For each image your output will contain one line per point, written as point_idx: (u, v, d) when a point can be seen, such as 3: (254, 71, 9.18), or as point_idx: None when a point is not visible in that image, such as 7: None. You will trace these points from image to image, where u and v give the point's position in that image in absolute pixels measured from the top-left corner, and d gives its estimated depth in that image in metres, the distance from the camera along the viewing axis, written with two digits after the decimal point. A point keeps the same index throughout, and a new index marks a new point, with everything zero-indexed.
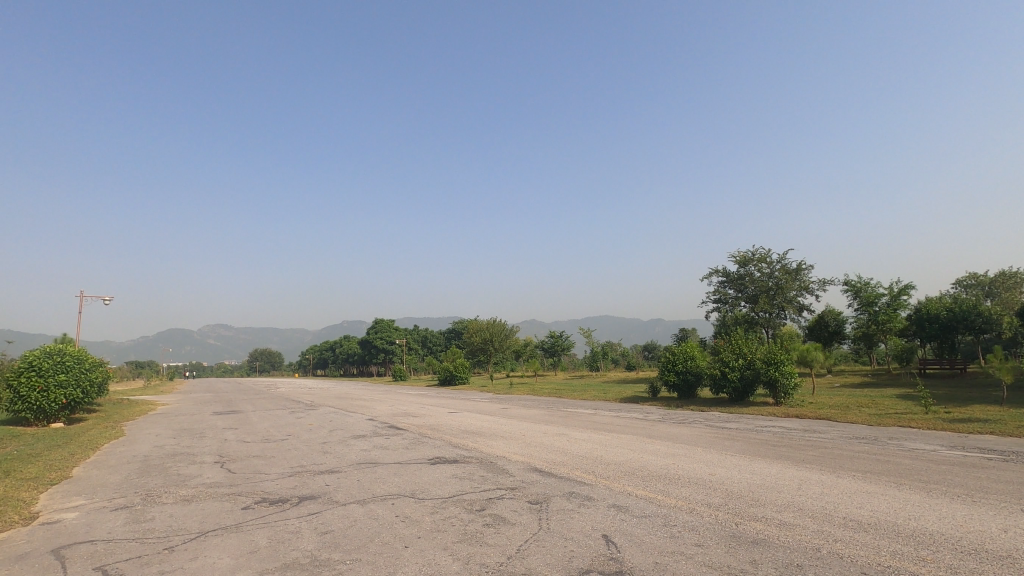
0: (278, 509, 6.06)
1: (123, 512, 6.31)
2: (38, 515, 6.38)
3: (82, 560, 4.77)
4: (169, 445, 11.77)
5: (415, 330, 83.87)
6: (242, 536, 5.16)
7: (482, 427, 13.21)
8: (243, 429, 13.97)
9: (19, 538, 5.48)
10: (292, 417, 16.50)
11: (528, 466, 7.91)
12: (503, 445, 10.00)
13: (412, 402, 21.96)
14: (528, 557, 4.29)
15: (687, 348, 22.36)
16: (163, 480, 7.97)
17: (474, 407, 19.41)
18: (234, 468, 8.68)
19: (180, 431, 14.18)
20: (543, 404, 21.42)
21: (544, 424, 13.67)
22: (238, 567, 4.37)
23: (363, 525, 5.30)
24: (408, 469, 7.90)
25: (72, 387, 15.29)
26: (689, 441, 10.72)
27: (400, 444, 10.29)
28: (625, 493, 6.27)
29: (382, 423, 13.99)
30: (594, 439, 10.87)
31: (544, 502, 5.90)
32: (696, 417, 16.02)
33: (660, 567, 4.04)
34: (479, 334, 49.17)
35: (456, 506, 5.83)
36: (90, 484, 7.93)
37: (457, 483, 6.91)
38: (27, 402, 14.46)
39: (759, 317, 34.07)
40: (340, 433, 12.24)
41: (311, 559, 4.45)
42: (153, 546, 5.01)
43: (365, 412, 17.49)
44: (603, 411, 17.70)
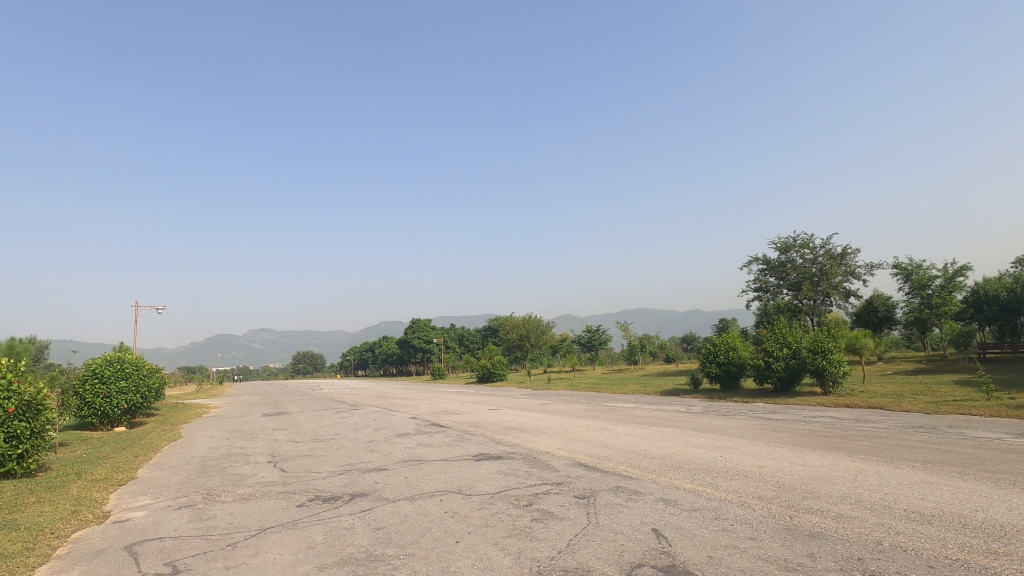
0: (331, 507, 6.24)
1: (186, 510, 6.62)
2: (109, 514, 6.75)
3: (152, 557, 5.02)
4: (224, 446, 12.27)
5: (452, 330, 84.73)
6: (299, 532, 5.34)
7: (523, 423, 13.27)
8: (292, 430, 14.42)
9: (94, 536, 5.83)
10: (336, 417, 16.97)
11: (572, 461, 7.92)
12: (545, 440, 10.02)
13: (452, 400, 22.23)
14: (579, 552, 4.31)
15: (728, 338, 21.92)
16: (221, 480, 8.31)
17: (514, 404, 19.52)
18: (287, 467, 8.98)
19: (232, 433, 14.75)
20: (583, 398, 21.37)
21: (585, 419, 13.63)
22: (297, 562, 4.52)
23: (413, 521, 5.41)
24: (454, 466, 8.01)
25: (131, 392, 16.03)
26: (734, 434, 10.50)
27: (443, 442, 10.43)
28: (672, 486, 6.19)
29: (424, 421, 14.25)
30: (637, 433, 10.78)
31: (592, 497, 5.89)
32: (740, 409, 15.67)
33: (715, 561, 3.98)
34: (515, 330, 49.27)
35: (504, 502, 5.89)
36: (154, 484, 8.33)
37: (503, 479, 6.96)
38: (92, 407, 15.25)
39: (803, 305, 33.01)
40: (384, 431, 12.55)
41: (365, 555, 4.56)
42: (218, 542, 5.24)
43: (407, 411, 17.81)
44: (645, 405, 17.53)
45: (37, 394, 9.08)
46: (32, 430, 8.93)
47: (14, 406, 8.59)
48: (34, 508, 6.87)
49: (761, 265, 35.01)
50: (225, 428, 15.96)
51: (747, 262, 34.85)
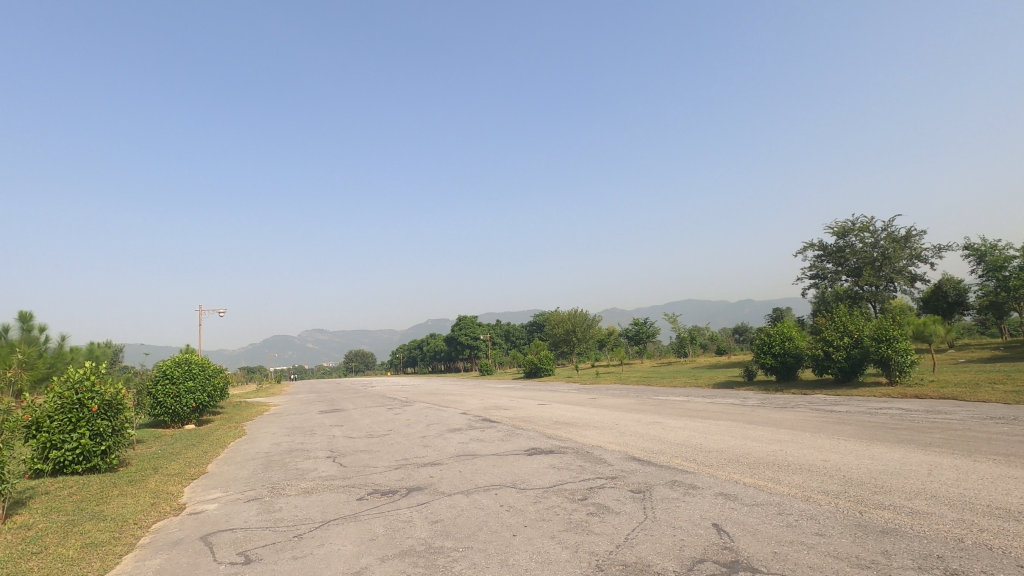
0: (389, 500, 6.41)
1: (254, 503, 6.94)
2: (185, 506, 7.17)
3: (225, 546, 5.29)
4: (285, 442, 12.80)
5: (499, 326, 85.23)
6: (361, 524, 5.51)
7: (573, 417, 13.22)
8: (347, 426, 14.88)
9: (173, 526, 6.21)
10: (389, 413, 17.42)
11: (625, 455, 7.83)
12: (597, 434, 9.95)
13: (501, 395, 22.39)
14: (638, 546, 4.26)
15: (784, 328, 21.14)
16: (285, 474, 8.66)
17: (563, 399, 19.47)
18: (345, 462, 9.26)
19: (292, 429, 15.37)
20: (632, 392, 21.11)
21: (636, 413, 13.45)
22: (360, 554, 4.66)
23: (470, 515, 5.49)
24: (507, 460, 8.05)
25: (199, 391, 16.94)
26: (794, 426, 10.12)
27: (495, 436, 10.50)
28: (732, 480, 6.03)
29: (475, 417, 14.40)
30: (691, 426, 10.55)
31: (648, 491, 5.81)
32: (800, 401, 15.09)
33: (782, 558, 3.84)
34: (561, 325, 49.12)
35: (558, 496, 5.89)
36: (224, 478, 8.78)
37: (556, 473, 6.95)
38: (164, 406, 16.19)
39: (864, 291, 31.40)
40: (436, 427, 12.79)
41: (425, 547, 4.66)
42: (285, 534, 5.47)
43: (457, 406, 18.07)
44: (697, 398, 17.15)
45: (117, 394, 9.71)
46: (113, 427, 9.57)
47: (96, 406, 9.22)
48: (118, 500, 7.37)
49: (818, 250, 33.58)
50: (286, 425, 16.64)
51: (802, 248, 33.57)
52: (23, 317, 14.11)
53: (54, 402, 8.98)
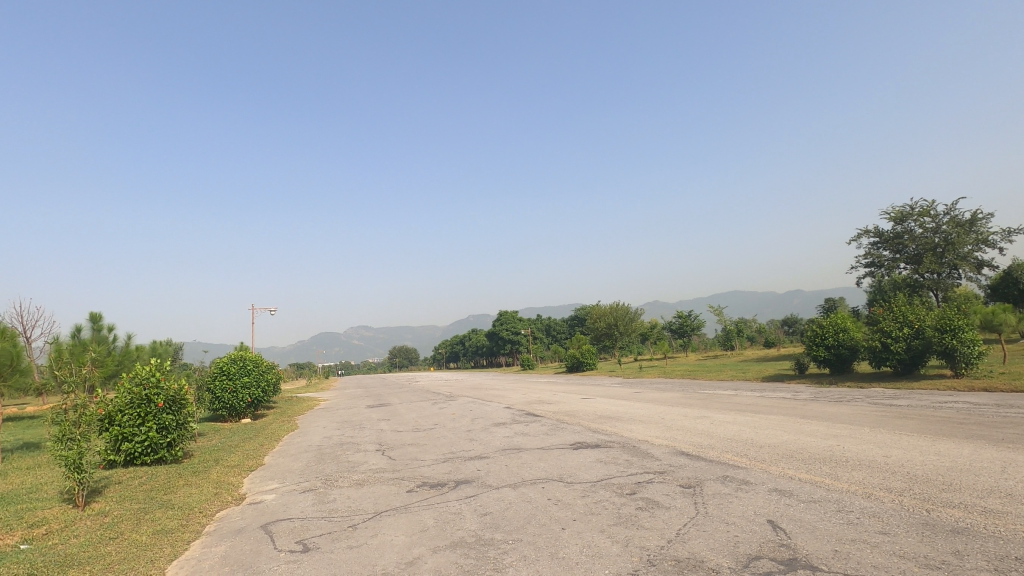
0: (439, 492, 6.53)
1: (309, 494, 7.20)
2: (245, 496, 7.51)
3: (285, 535, 5.51)
4: (336, 436, 13.19)
5: (540, 321, 85.23)
6: (411, 516, 5.64)
7: (618, 411, 13.10)
8: (395, 420, 15.21)
9: (235, 515, 6.51)
10: (434, 407, 17.71)
11: (673, 449, 7.71)
12: (643, 429, 9.83)
13: (543, 390, 22.41)
14: (690, 541, 4.19)
15: (838, 319, 20.29)
16: (337, 467, 8.93)
17: (606, 393, 19.31)
18: (394, 455, 9.48)
19: (342, 423, 15.84)
20: (677, 386, 20.77)
21: (682, 407, 13.22)
22: (413, 544, 4.77)
23: (518, 508, 5.52)
24: (553, 455, 8.06)
25: (253, 387, 17.64)
26: (850, 421, 9.72)
27: (540, 431, 10.52)
28: (787, 476, 5.85)
29: (519, 411, 14.48)
30: (740, 420, 10.30)
31: (698, 486, 5.71)
32: (856, 394, 14.49)
33: (844, 556, 3.71)
34: (603, 319, 48.66)
35: (606, 490, 5.86)
36: (280, 470, 9.14)
37: (603, 467, 6.92)
38: (222, 401, 16.94)
39: (925, 279, 29.79)
40: (480, 421, 12.92)
41: (475, 539, 4.72)
42: (340, 524, 5.65)
43: (501, 401, 18.20)
44: (745, 392, 16.71)
45: (180, 390, 10.23)
46: (177, 421, 10.10)
47: (162, 401, 9.76)
48: (184, 490, 7.78)
49: (873, 237, 32.08)
50: (335, 419, 17.14)
51: (855, 236, 32.13)
52: (94, 318, 15.04)
53: (124, 398, 9.54)
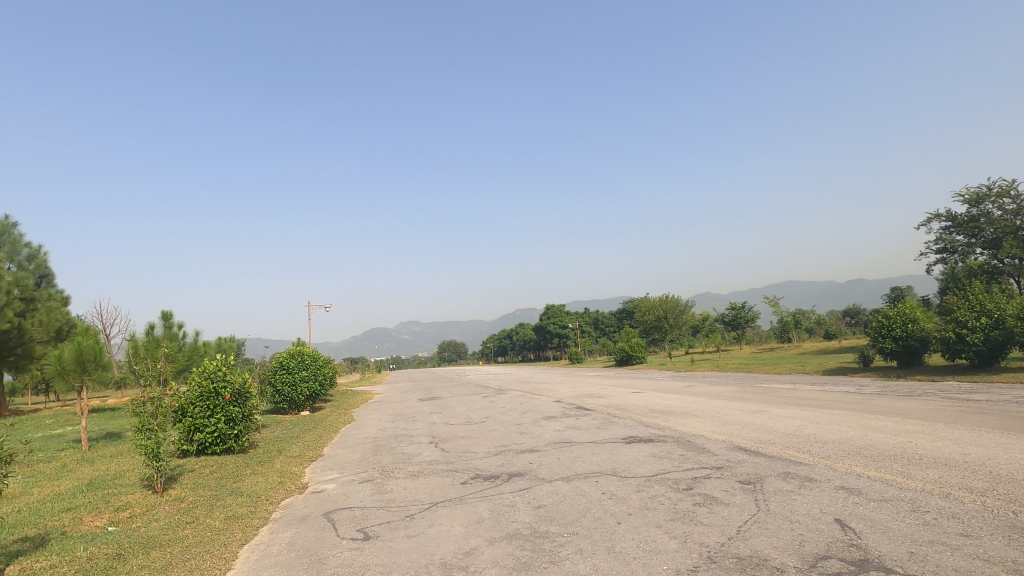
0: (492, 485, 6.60)
1: (368, 484, 7.44)
2: (307, 485, 7.83)
3: (346, 523, 5.71)
4: (390, 428, 13.55)
5: (587, 314, 84.60)
6: (467, 507, 5.73)
7: (671, 405, 12.86)
8: (446, 413, 15.47)
9: (299, 503, 6.80)
10: (484, 401, 17.92)
11: (730, 444, 7.50)
12: (697, 423, 9.62)
13: (593, 383, 22.25)
14: (752, 539, 4.07)
15: (906, 309, 19.19)
16: (392, 458, 9.18)
17: (657, 386, 18.98)
18: (447, 447, 9.65)
19: (395, 416, 16.25)
20: (731, 379, 20.17)
21: (738, 401, 12.81)
22: (469, 535, 4.84)
23: (572, 501, 5.51)
24: (605, 449, 7.99)
25: (312, 380, 18.35)
26: (923, 416, 9.18)
27: (591, 424, 10.46)
28: (854, 474, 5.58)
29: (569, 404, 14.44)
30: (801, 415, 9.92)
31: (758, 483, 5.54)
32: (928, 389, 13.66)
33: (920, 559, 3.52)
34: (652, 312, 47.79)
35: (662, 485, 5.76)
36: (339, 461, 9.48)
37: (658, 462, 6.81)
38: (283, 394, 17.71)
39: (1004, 265, 27.72)
40: (531, 414, 12.98)
41: (530, 531, 4.76)
42: (398, 513, 5.81)
43: (551, 394, 18.20)
44: (805, 386, 16.04)
45: (244, 383, 10.76)
46: (243, 413, 10.64)
47: (229, 394, 10.29)
48: (251, 479, 8.19)
49: (945, 221, 30.08)
50: (389, 412, 17.60)
51: (925, 220, 30.23)
52: (165, 316, 16.01)
53: (195, 391, 10.12)
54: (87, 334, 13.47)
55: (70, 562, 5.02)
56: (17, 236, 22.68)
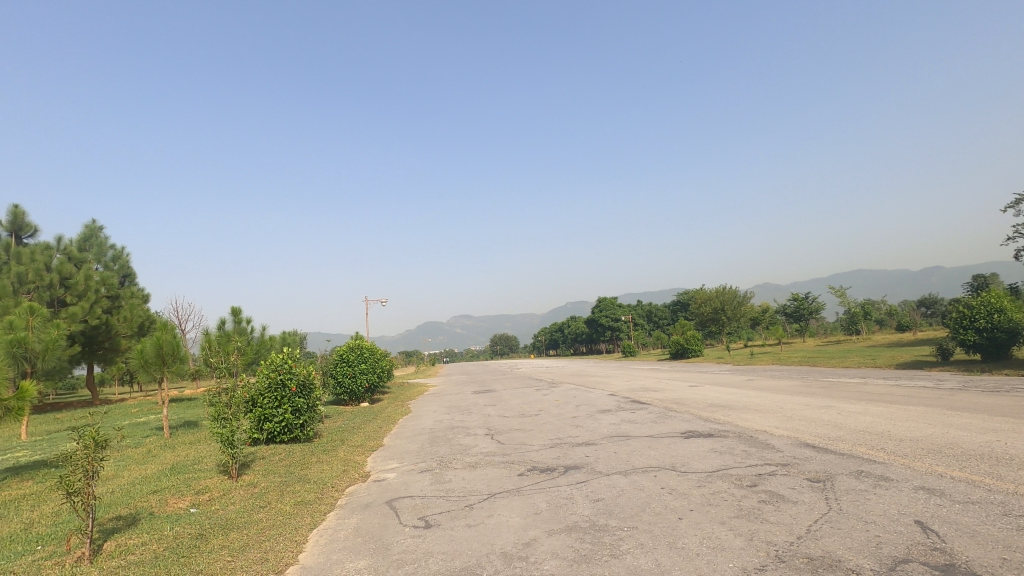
0: (549, 477, 6.62)
1: (427, 474, 7.63)
2: (370, 474, 8.11)
3: (407, 511, 5.88)
4: (446, 420, 13.82)
5: (640, 307, 83.20)
6: (525, 499, 5.77)
7: (731, 400, 12.47)
8: (500, 406, 15.61)
9: (363, 491, 7.06)
10: (537, 394, 17.97)
11: (796, 441, 7.21)
12: (760, 418, 9.30)
13: (648, 377, 21.88)
14: (824, 539, 3.91)
15: (991, 298, 17.78)
16: (449, 450, 9.36)
17: (715, 380, 18.48)
18: (502, 439, 9.75)
19: (451, 408, 16.57)
20: (795, 373, 19.35)
21: (803, 396, 12.28)
22: (528, 526, 4.89)
23: (631, 495, 5.46)
24: (663, 443, 7.85)
25: (371, 372, 18.95)
26: (1013, 414, 8.49)
27: (647, 418, 10.29)
28: (936, 474, 5.24)
29: (624, 398, 14.27)
30: (873, 411, 9.41)
31: (828, 481, 5.30)
32: (1016, 384, 12.64)
33: (1015, 566, 3.27)
34: (708, 304, 46.43)
35: (724, 481, 5.61)
36: (398, 451, 9.77)
37: (719, 458, 6.63)
38: (344, 386, 18.36)
39: None
40: (585, 407, 12.91)
41: (589, 524, 4.74)
42: (458, 503, 5.93)
43: (605, 388, 18.03)
44: (876, 380, 15.19)
45: (309, 376, 11.24)
46: (308, 404, 11.11)
47: (295, 385, 10.78)
48: (317, 467, 8.57)
49: None
50: (445, 404, 17.96)
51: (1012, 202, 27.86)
52: (235, 311, 16.92)
53: (263, 382, 10.67)
54: (166, 329, 14.43)
55: (159, 540, 5.41)
56: (104, 238, 24.54)
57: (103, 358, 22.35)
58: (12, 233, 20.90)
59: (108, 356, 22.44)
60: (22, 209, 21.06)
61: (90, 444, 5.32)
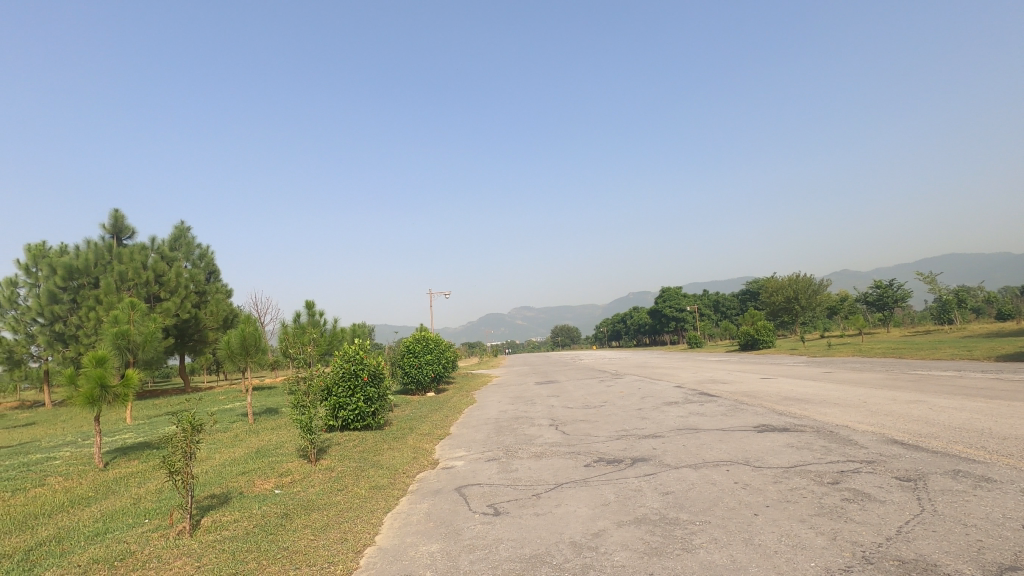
0: (616, 469, 6.56)
1: (494, 463, 7.76)
2: (438, 461, 8.34)
3: (477, 498, 6.01)
4: (511, 410, 13.98)
5: (707, 296, 80.58)
6: (592, 490, 5.75)
7: (807, 393, 11.88)
8: (564, 397, 15.60)
9: (432, 477, 7.29)
10: (601, 385, 17.83)
11: (882, 437, 6.78)
12: (840, 413, 8.80)
13: (716, 369, 21.20)
14: (917, 541, 3.67)
15: None
16: (515, 439, 9.47)
17: (789, 372, 17.65)
18: (567, 430, 9.75)
19: (515, 399, 16.72)
20: (878, 366, 18.14)
21: (888, 390, 11.51)
22: (596, 517, 4.88)
23: (703, 489, 5.33)
24: (735, 437, 7.60)
25: (436, 363, 19.41)
26: None
27: (717, 411, 9.99)
28: None
29: (691, 390, 13.91)
30: (970, 406, 8.68)
31: (920, 480, 4.95)
32: None
33: None
34: (780, 293, 44.31)
35: (803, 477, 5.36)
36: (465, 439, 9.99)
37: (796, 453, 6.34)
38: (410, 376, 18.92)
39: None
40: (651, 399, 12.68)
41: (660, 517, 4.68)
42: (525, 492, 6.00)
43: (671, 380, 17.64)
44: (972, 373, 14.01)
45: (379, 366, 11.68)
46: (378, 393, 11.56)
47: (366, 375, 11.25)
48: (389, 453, 8.91)
49: None
50: (509, 395, 18.16)
51: None
52: (309, 305, 17.80)
53: (338, 372, 11.20)
54: (248, 322, 15.39)
55: (250, 517, 5.82)
56: (191, 238, 26.40)
57: (193, 349, 24.10)
58: (113, 235, 22.90)
59: (197, 347, 24.19)
60: (121, 212, 22.98)
61: (188, 427, 5.77)
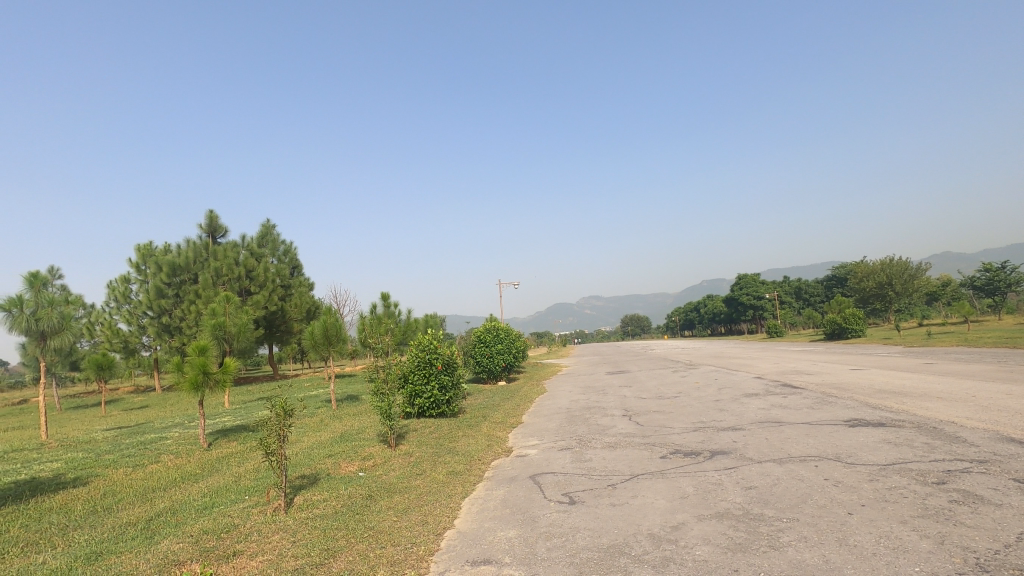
0: (695, 461, 6.37)
1: (567, 452, 7.76)
2: (511, 449, 8.45)
3: (552, 487, 6.05)
4: (582, 400, 13.90)
5: (788, 283, 76.40)
6: (670, 482, 5.63)
7: (905, 385, 10.98)
8: (636, 387, 15.32)
9: (506, 464, 7.40)
10: (675, 375, 17.37)
11: (995, 434, 6.16)
12: (945, 407, 8.06)
13: (800, 359, 20.07)
14: None
15: None
16: (587, 429, 9.42)
17: (884, 363, 16.41)
18: (641, 421, 9.59)
19: (586, 388, 16.63)
20: (988, 356, 16.50)
21: (1001, 382, 10.44)
22: (675, 510, 4.77)
23: (789, 485, 5.07)
24: (824, 431, 7.16)
25: (506, 352, 19.65)
26: None
27: (802, 404, 9.45)
28: None
29: (773, 382, 13.24)
30: None
31: None
32: None
33: None
34: (871, 278, 41.32)
35: (903, 476, 4.97)
36: (538, 428, 10.06)
37: (894, 450, 5.89)
38: (482, 364, 19.25)
39: None
40: (729, 391, 12.19)
41: (743, 512, 4.50)
42: (600, 482, 5.96)
43: (751, 370, 16.88)
44: None
45: (451, 355, 11.97)
46: (452, 381, 11.86)
47: (440, 364, 11.58)
48: (464, 440, 9.13)
49: None
50: (580, 384, 18.11)
51: None
52: (384, 296, 18.53)
53: (413, 360, 11.61)
54: (330, 313, 16.22)
55: (338, 497, 6.17)
56: (277, 236, 28.09)
57: (281, 339, 25.73)
58: (210, 234, 24.81)
59: (285, 337, 25.79)
60: (215, 213, 24.81)
61: (280, 412, 6.17)
